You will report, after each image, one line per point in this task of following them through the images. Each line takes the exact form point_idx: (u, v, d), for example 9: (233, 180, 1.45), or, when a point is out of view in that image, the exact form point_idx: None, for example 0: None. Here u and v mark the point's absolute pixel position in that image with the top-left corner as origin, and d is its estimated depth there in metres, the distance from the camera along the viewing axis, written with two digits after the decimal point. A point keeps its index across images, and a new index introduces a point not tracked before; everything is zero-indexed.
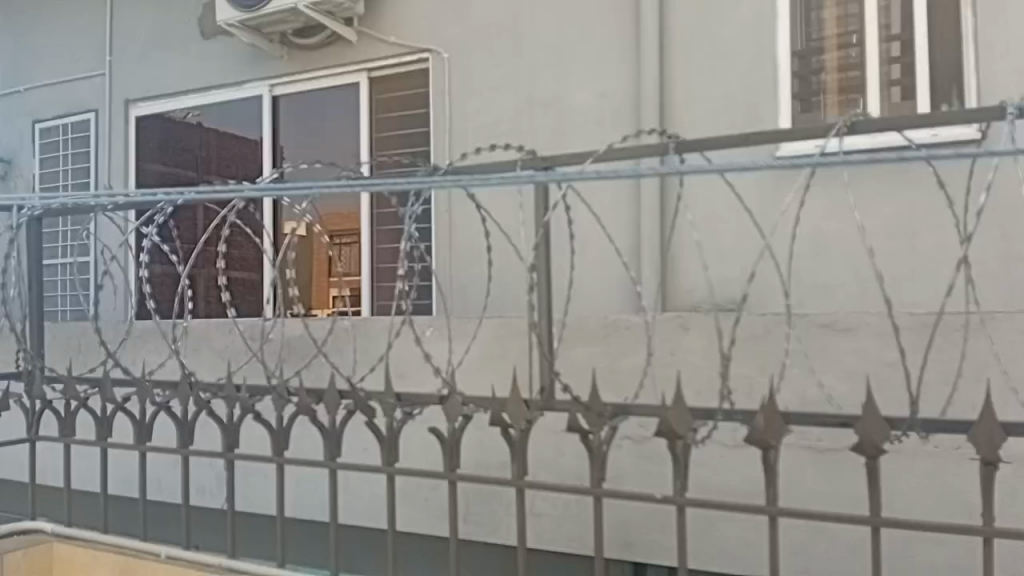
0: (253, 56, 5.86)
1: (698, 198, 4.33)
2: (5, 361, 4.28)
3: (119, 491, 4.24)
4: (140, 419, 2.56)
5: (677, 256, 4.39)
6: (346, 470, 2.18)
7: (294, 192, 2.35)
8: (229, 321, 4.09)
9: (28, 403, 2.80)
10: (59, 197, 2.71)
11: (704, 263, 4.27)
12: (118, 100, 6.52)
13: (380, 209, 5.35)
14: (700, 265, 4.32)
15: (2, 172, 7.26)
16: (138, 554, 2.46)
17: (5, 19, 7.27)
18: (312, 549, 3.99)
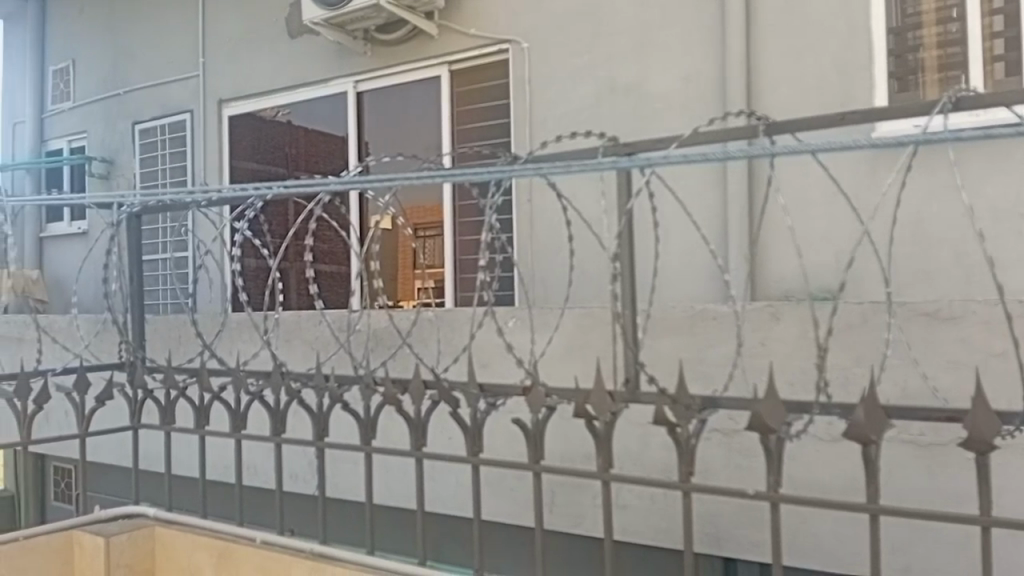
0: (338, 54, 5.98)
1: (791, 183, 4.19)
2: (111, 352, 4.49)
3: (217, 477, 4.41)
4: (234, 408, 2.64)
5: (770, 243, 4.26)
6: (432, 459, 2.19)
7: (379, 185, 2.36)
8: (318, 313, 4.19)
9: (131, 393, 2.93)
10: (156, 194, 2.81)
11: (798, 250, 4.13)
12: (211, 101, 6.77)
13: (462, 201, 5.37)
14: (794, 252, 4.17)
15: (106, 172, 7.65)
16: (235, 540, 2.53)
17: (107, 26, 7.64)
18: (400, 536, 4.06)
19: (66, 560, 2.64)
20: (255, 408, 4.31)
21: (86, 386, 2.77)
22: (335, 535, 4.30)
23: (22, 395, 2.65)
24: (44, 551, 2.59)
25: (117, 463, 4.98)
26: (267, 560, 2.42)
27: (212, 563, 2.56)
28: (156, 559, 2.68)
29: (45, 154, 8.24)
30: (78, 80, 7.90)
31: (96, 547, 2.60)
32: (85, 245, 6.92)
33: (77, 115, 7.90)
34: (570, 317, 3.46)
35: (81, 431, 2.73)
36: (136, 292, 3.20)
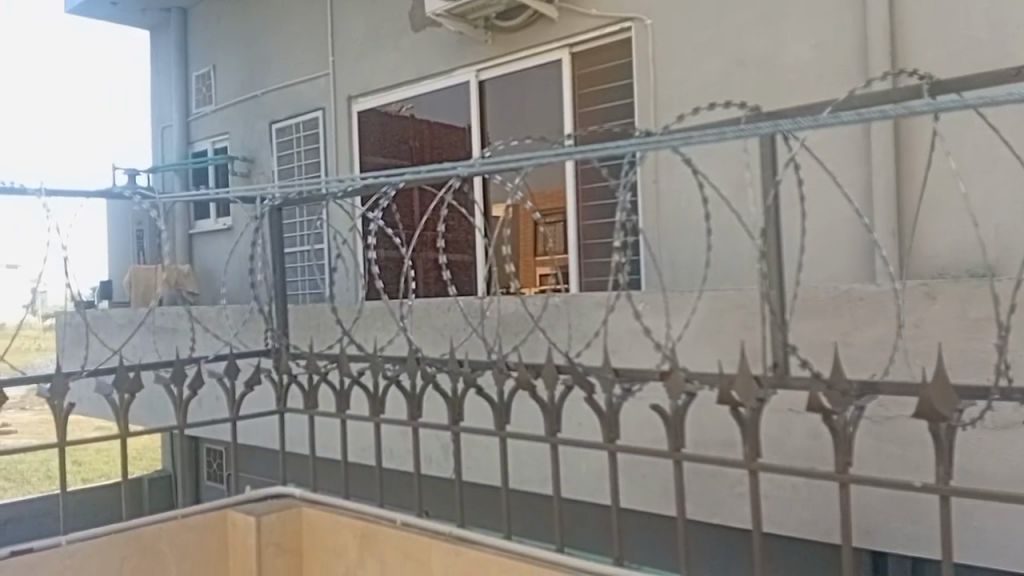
0: (459, 43, 6.02)
1: (962, 147, 3.84)
2: (257, 340, 4.73)
3: (358, 458, 4.56)
4: (373, 392, 2.71)
5: (938, 213, 3.94)
6: (567, 445, 2.15)
7: (510, 166, 2.33)
8: (449, 299, 4.25)
9: (277, 378, 3.06)
10: (294, 185, 2.91)
11: (974, 220, 3.79)
12: (341, 97, 6.99)
13: (586, 185, 5.30)
14: (970, 223, 3.83)
15: (248, 170, 8.08)
16: (378, 520, 2.59)
17: (243, 31, 8.03)
18: (536, 520, 4.08)
19: (220, 536, 2.79)
20: (392, 393, 4.42)
21: (235, 371, 2.92)
22: (472, 517, 4.36)
23: (178, 380, 2.83)
24: (200, 528, 2.75)
25: (264, 445, 5.25)
26: (407, 542, 2.47)
27: (355, 542, 2.62)
28: (302, 537, 2.79)
29: (192, 155, 8.78)
30: (219, 84, 8.36)
31: (247, 525, 2.73)
32: (230, 240, 7.33)
33: (219, 117, 8.36)
34: (707, 299, 3.34)
35: (232, 414, 2.88)
36: (278, 281, 3.33)
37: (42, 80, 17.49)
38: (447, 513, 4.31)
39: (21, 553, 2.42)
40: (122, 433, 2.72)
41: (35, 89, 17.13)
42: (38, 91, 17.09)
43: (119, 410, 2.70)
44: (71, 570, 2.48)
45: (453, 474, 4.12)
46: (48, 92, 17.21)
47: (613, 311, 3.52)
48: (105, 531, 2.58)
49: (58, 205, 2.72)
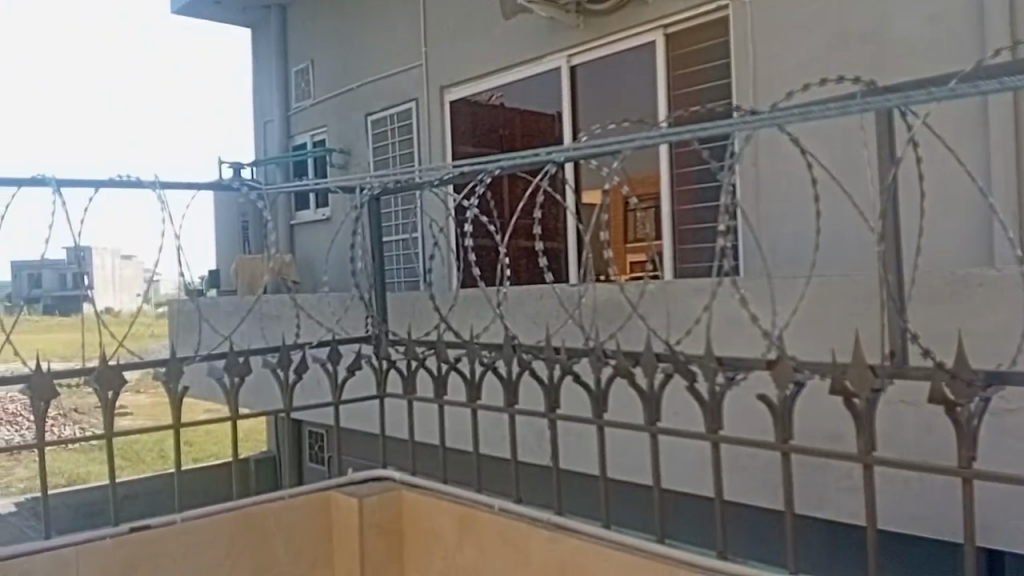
0: (551, 29, 5.97)
1: None
2: (358, 326, 4.85)
3: (456, 444, 4.63)
4: (470, 378, 2.73)
5: None
6: (667, 434, 2.10)
7: (607, 151, 2.29)
8: (545, 286, 4.24)
9: (377, 364, 3.13)
10: (391, 174, 2.95)
11: None
12: (434, 87, 7.06)
13: (680, 169, 5.19)
14: None
15: (344, 162, 8.29)
16: (476, 505, 2.61)
17: (339, 26, 8.22)
18: (635, 508, 4.05)
19: (325, 516, 2.88)
20: (489, 379, 4.46)
21: (337, 356, 3.00)
22: (569, 504, 4.36)
23: (285, 365, 2.92)
24: (306, 508, 2.84)
25: (365, 429, 5.38)
26: (506, 527, 2.48)
27: (454, 525, 2.66)
28: (403, 520, 2.84)
29: (293, 149, 9.06)
30: (317, 79, 8.58)
31: (351, 505, 2.82)
32: (329, 230, 7.54)
33: (317, 110, 8.59)
34: (814, 285, 3.22)
35: (335, 399, 2.95)
36: (377, 269, 3.39)
37: (135, 81, 18.49)
38: (545, 500, 4.33)
39: (143, 528, 2.54)
40: (232, 415, 2.84)
41: (130, 90, 18.08)
42: (132, 91, 18.03)
43: (230, 393, 2.82)
44: (188, 545, 2.60)
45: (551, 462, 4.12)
46: (140, 93, 18.18)
47: (714, 299, 3.43)
48: (219, 508, 2.69)
49: (174, 196, 2.84)
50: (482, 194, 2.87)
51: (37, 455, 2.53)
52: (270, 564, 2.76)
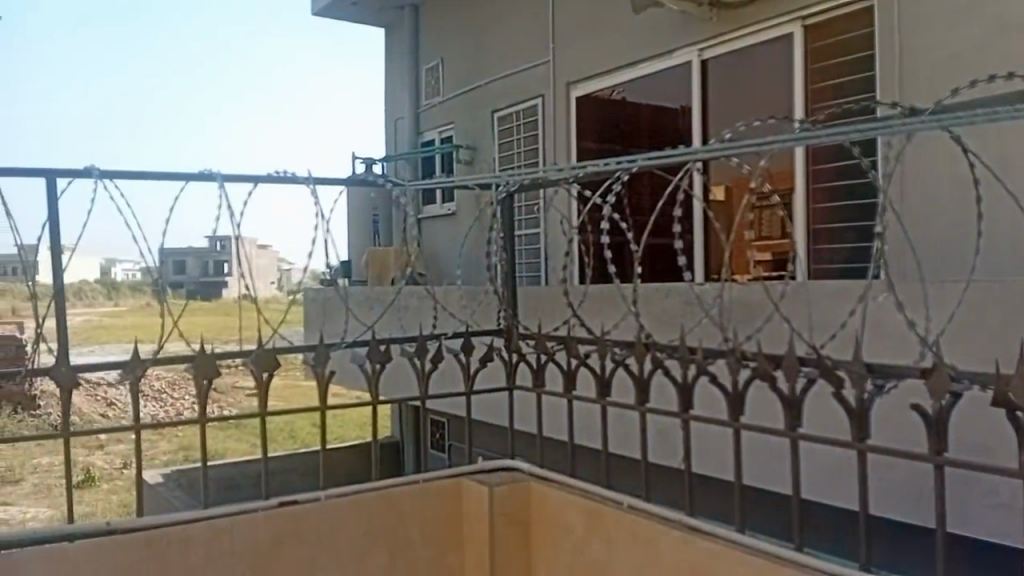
0: (682, 23, 5.88)
1: None
2: (489, 318, 4.96)
3: (584, 440, 4.67)
4: (600, 375, 2.73)
5: None
6: (808, 440, 2.05)
7: (750, 151, 2.25)
8: (679, 285, 4.21)
9: (508, 357, 3.19)
10: (527, 172, 2.99)
11: None
12: (561, 83, 7.09)
13: (816, 166, 5.01)
14: None
15: (470, 158, 8.46)
16: (605, 502, 2.62)
17: (469, 24, 8.38)
18: (773, 513, 4.01)
19: (456, 503, 2.97)
20: (620, 377, 4.45)
21: (470, 348, 3.08)
22: (700, 505, 4.35)
23: (421, 354, 3.03)
24: (437, 493, 2.94)
25: (494, 422, 5.50)
26: (635, 524, 2.48)
27: (583, 521, 2.68)
28: (530, 510, 2.90)
29: (422, 144, 9.34)
30: (447, 76, 8.79)
31: (481, 494, 2.89)
32: (456, 225, 7.72)
33: (446, 107, 8.81)
34: (972, 291, 3.06)
35: (466, 389, 3.03)
36: (509, 263, 3.45)
37: None
38: (676, 500, 4.33)
39: (288, 503, 2.70)
40: (373, 400, 2.98)
41: None
42: None
43: (371, 378, 2.96)
44: (328, 523, 2.74)
45: (679, 463, 4.10)
46: None
47: (860, 303, 3.31)
48: (356, 489, 2.82)
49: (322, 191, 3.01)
50: (619, 191, 2.86)
51: (198, 429, 2.73)
52: (403, 546, 2.87)
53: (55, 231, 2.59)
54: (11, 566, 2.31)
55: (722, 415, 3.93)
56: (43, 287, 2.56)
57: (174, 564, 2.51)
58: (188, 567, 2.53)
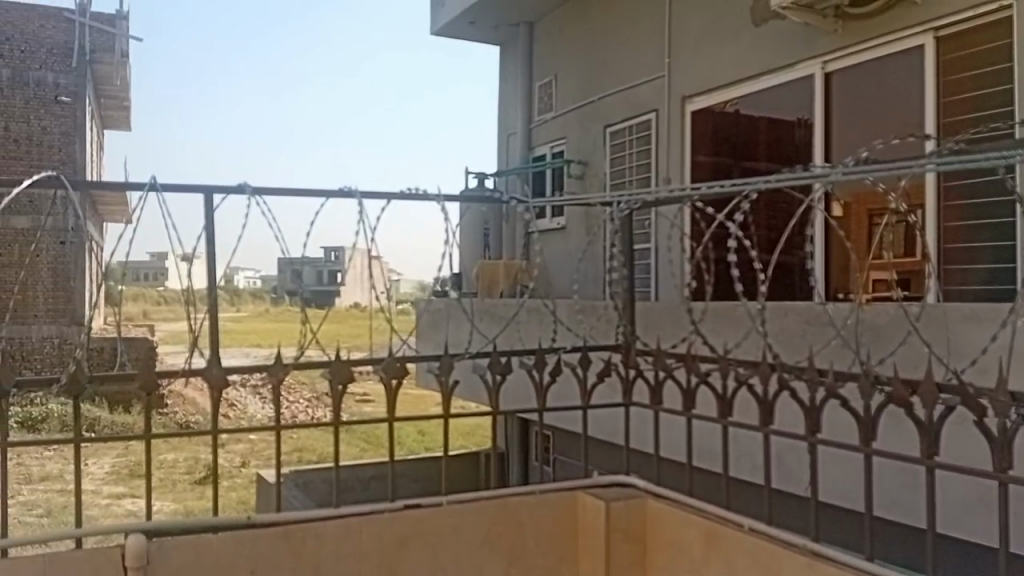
0: (805, 36, 5.75)
1: None
2: (606, 333, 4.98)
3: (701, 460, 4.63)
4: (721, 394, 2.69)
5: None
6: (946, 470, 1.96)
7: (886, 172, 2.19)
8: (806, 305, 4.12)
9: (625, 374, 3.19)
10: (653, 190, 3.01)
11: None
12: (676, 98, 7.05)
13: (947, 184, 4.80)
14: None
15: (581, 173, 8.54)
16: (725, 523, 2.59)
17: (583, 40, 8.46)
18: (907, 545, 3.87)
19: (571, 516, 3.01)
20: (742, 397, 4.37)
21: (587, 362, 3.10)
22: (826, 532, 4.24)
23: (540, 366, 3.08)
24: (554, 504, 2.99)
25: (609, 440, 5.52)
26: (755, 547, 2.45)
27: (701, 541, 2.65)
28: (647, 527, 2.89)
29: (533, 159, 9.49)
30: (559, 92, 8.91)
31: (598, 508, 2.92)
32: (568, 239, 7.79)
33: (559, 122, 8.90)
34: None
35: (584, 403, 3.04)
36: (628, 279, 3.47)
37: None
38: (800, 526, 4.23)
39: (412, 507, 2.80)
40: (494, 411, 3.06)
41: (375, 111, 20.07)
42: None
43: (492, 389, 3.03)
44: (448, 528, 2.82)
45: (803, 489, 4.00)
46: None
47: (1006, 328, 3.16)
48: (476, 497, 2.90)
49: (452, 208, 3.16)
50: (747, 211, 2.84)
51: (332, 432, 2.86)
52: (521, 555, 2.93)
53: (211, 243, 2.77)
54: (162, 550, 2.45)
55: (851, 440, 3.81)
56: (199, 295, 2.75)
57: (307, 560, 2.63)
58: (320, 563, 2.64)
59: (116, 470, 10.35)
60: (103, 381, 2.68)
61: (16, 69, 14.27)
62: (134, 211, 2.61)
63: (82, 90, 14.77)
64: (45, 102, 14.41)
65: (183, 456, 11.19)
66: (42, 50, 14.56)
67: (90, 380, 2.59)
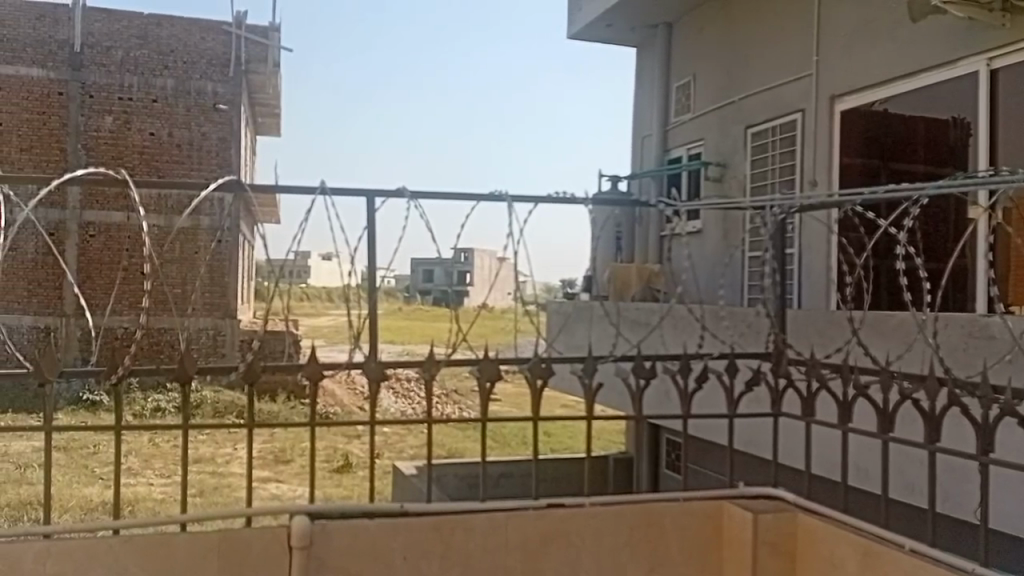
0: (968, 31, 5.38)
1: None
2: (754, 341, 4.83)
3: (854, 476, 4.42)
4: (882, 409, 2.55)
5: None
6: None
7: None
8: (973, 316, 3.85)
9: (775, 384, 3.08)
10: (812, 195, 2.90)
11: None
12: (824, 97, 6.77)
13: None
14: None
15: (719, 175, 8.37)
16: (885, 542, 2.47)
17: (724, 40, 8.29)
18: None
19: (716, 525, 2.96)
20: (899, 412, 4.14)
21: (735, 371, 3.01)
22: (997, 559, 3.97)
23: (685, 372, 3.02)
24: (698, 512, 2.95)
25: (756, 454, 5.39)
26: (918, 570, 2.32)
27: (857, 559, 2.54)
28: (797, 541, 2.81)
29: (668, 162, 9.39)
30: (697, 93, 8.77)
31: (745, 519, 2.85)
32: (706, 243, 7.65)
33: (697, 124, 8.76)
34: None
35: (729, 413, 2.94)
36: (778, 286, 3.37)
37: None
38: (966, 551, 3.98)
39: (556, 506, 2.84)
40: (638, 415, 3.04)
41: None
42: None
43: (636, 394, 3.01)
44: (591, 529, 2.84)
45: (970, 512, 3.75)
46: None
47: None
48: (620, 501, 2.90)
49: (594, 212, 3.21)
50: (915, 220, 2.69)
51: (478, 429, 2.94)
52: (663, 561, 2.90)
53: (371, 244, 2.92)
54: (323, 533, 2.58)
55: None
56: (358, 293, 2.90)
57: (456, 550, 2.71)
58: (468, 554, 2.72)
59: (262, 456, 10.98)
60: (273, 372, 2.88)
61: (179, 79, 15.37)
62: (303, 215, 2.75)
63: (238, 98, 15.75)
64: (204, 110, 15.51)
65: (323, 445, 11.73)
66: (202, 61, 15.57)
67: (262, 369, 2.78)
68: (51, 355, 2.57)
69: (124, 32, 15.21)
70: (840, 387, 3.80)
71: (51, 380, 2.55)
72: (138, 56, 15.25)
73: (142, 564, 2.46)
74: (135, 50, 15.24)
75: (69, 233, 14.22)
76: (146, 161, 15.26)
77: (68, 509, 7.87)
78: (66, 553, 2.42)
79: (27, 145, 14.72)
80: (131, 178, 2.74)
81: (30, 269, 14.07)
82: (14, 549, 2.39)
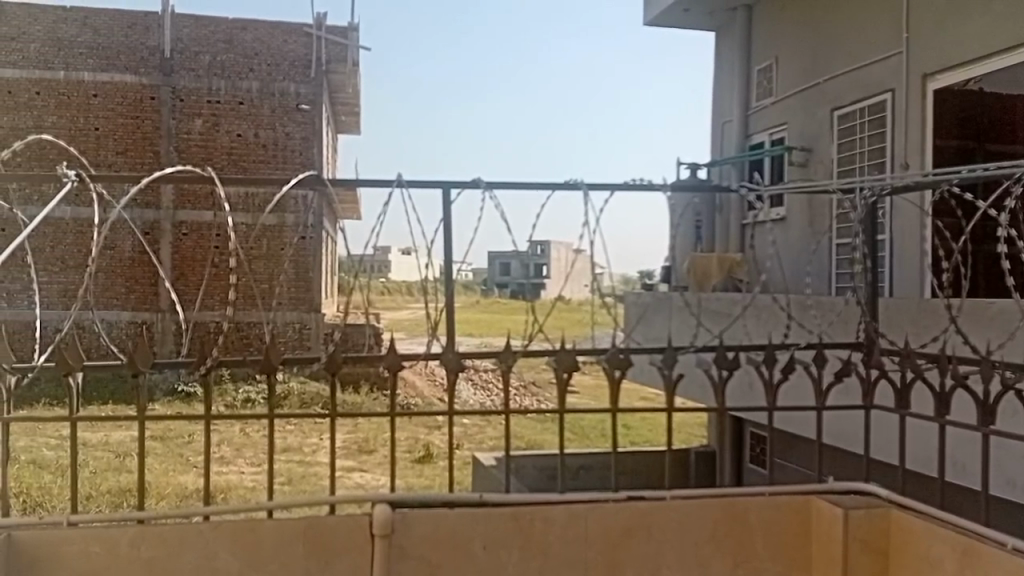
0: None
1: None
2: (846, 329, 4.65)
3: (954, 472, 4.22)
4: (983, 400, 2.40)
5: None
6: None
7: None
8: None
9: (868, 374, 2.93)
10: (907, 176, 2.75)
11: None
12: (916, 75, 6.44)
13: None
14: None
15: (805, 160, 8.10)
16: (985, 541, 2.34)
17: (808, 19, 8.00)
18: None
19: (804, 520, 2.86)
20: (1002, 403, 3.92)
21: (823, 361, 2.88)
22: None
23: (770, 363, 2.91)
24: (783, 506, 2.86)
25: (847, 448, 5.20)
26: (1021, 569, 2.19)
27: (953, 556, 2.41)
28: (891, 538, 2.69)
29: (750, 148, 9.15)
30: (780, 75, 8.50)
31: (834, 515, 2.74)
32: (791, 231, 7.41)
33: (781, 108, 8.49)
34: None
35: (817, 404, 2.81)
36: (870, 272, 3.22)
37: None
38: None
39: (637, 499, 2.80)
40: (721, 407, 2.95)
41: None
42: None
43: (719, 386, 2.93)
44: (673, 522, 2.78)
45: None
46: None
47: None
48: (702, 494, 2.84)
49: (671, 199, 3.12)
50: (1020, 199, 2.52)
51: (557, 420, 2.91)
52: (749, 556, 2.82)
53: (448, 236, 2.92)
54: (404, 522, 2.62)
55: None
56: (436, 286, 2.91)
57: (537, 542, 2.70)
58: (549, 545, 2.71)
59: (347, 446, 11.22)
60: (354, 365, 2.91)
61: (264, 81, 15.82)
62: (381, 210, 2.78)
63: (319, 98, 16.10)
64: (288, 110, 15.93)
65: (405, 436, 11.91)
66: (285, 63, 15.95)
67: (343, 361, 2.82)
68: (145, 347, 2.66)
69: (211, 36, 15.74)
70: (935, 377, 3.61)
71: (145, 371, 2.65)
72: (224, 59, 15.76)
73: (231, 548, 2.54)
74: (221, 54, 15.76)
75: (163, 232, 14.84)
76: (233, 161, 15.79)
77: (166, 495, 8.23)
78: (159, 537, 2.51)
79: (123, 148, 15.42)
80: (217, 175, 2.80)
81: (128, 266, 14.77)
82: (111, 532, 2.49)
